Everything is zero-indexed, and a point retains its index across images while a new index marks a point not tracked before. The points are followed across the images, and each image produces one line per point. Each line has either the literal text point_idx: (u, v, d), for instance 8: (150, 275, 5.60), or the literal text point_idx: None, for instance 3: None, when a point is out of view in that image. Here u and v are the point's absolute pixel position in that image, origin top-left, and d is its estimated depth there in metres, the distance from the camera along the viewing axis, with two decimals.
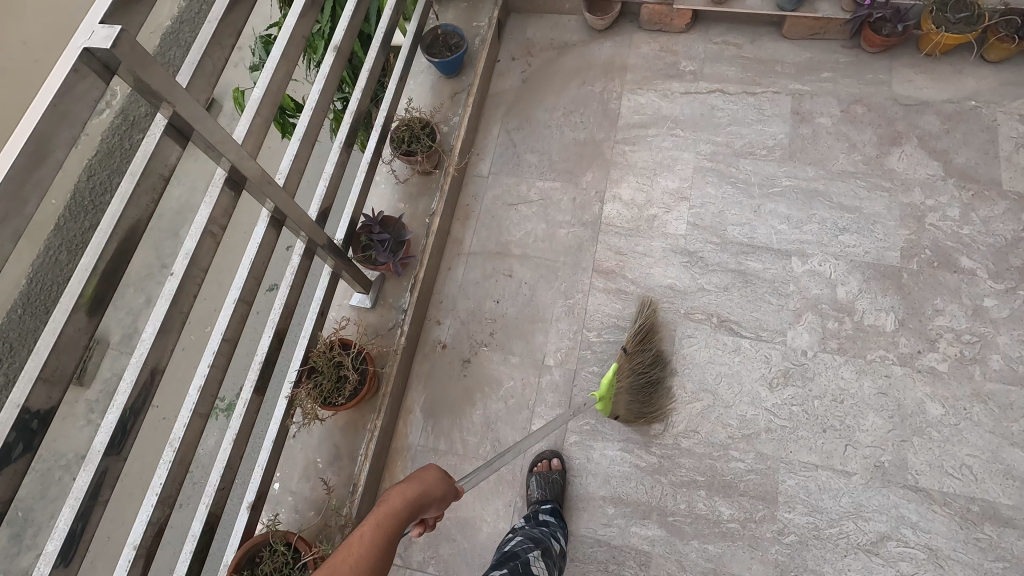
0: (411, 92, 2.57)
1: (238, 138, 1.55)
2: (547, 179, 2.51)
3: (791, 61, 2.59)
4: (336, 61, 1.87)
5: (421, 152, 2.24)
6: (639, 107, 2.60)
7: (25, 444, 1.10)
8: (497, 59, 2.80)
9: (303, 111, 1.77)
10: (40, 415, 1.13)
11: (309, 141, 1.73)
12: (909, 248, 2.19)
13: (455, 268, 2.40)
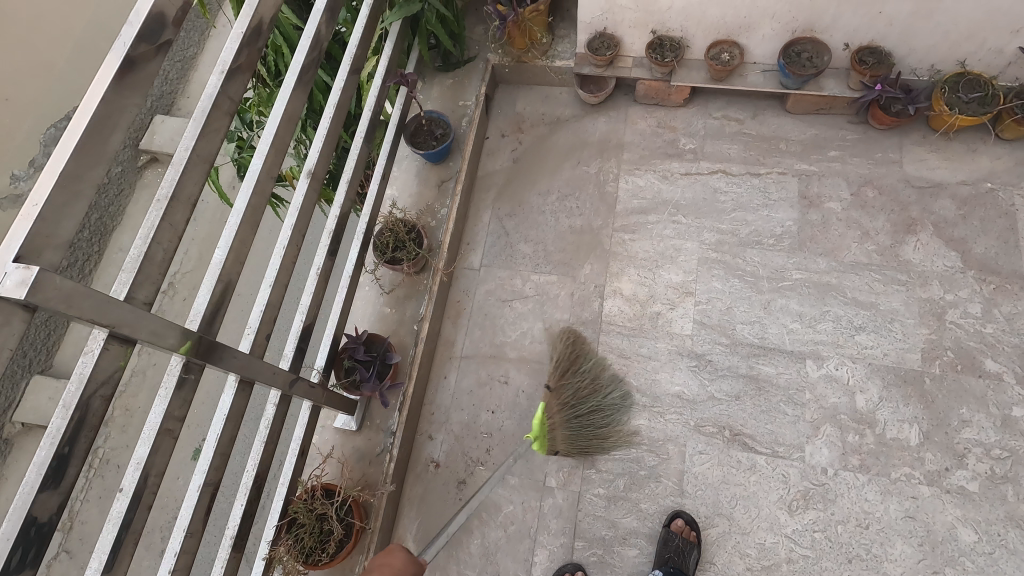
0: (395, 181, 2.40)
1: (199, 309, 1.38)
2: (543, 272, 2.36)
3: (796, 138, 2.45)
4: (310, 185, 1.69)
5: (407, 260, 2.08)
6: (637, 189, 2.46)
7: (24, 553, 0.98)
8: (486, 136, 2.64)
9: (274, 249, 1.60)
10: (45, 525, 1.01)
11: (281, 284, 1.56)
12: (931, 349, 2.06)
13: (448, 376, 2.23)
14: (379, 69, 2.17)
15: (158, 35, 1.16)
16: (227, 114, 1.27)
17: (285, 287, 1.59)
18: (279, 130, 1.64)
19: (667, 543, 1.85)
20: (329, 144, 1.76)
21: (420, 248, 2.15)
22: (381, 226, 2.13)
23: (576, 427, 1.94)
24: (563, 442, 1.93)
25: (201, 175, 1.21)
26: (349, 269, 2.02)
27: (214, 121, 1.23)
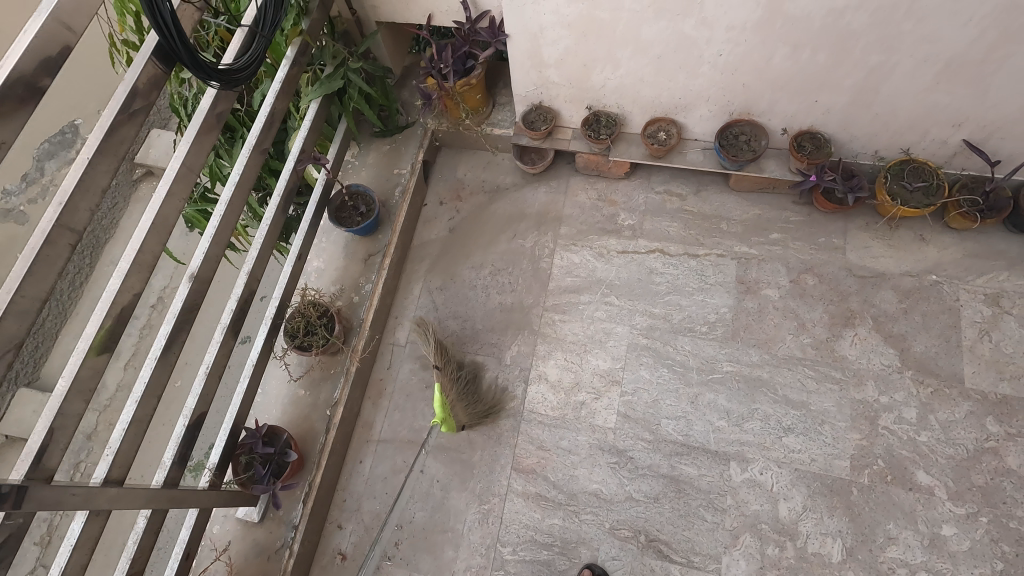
0: (322, 253, 2.35)
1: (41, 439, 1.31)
2: (470, 351, 2.29)
3: (738, 218, 2.37)
4: (194, 287, 1.63)
5: (317, 346, 2.02)
6: (571, 267, 2.38)
7: None
8: (424, 204, 2.58)
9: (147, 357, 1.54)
10: None
11: (151, 397, 1.51)
12: (860, 456, 1.96)
13: (363, 460, 2.17)
14: (294, 148, 2.09)
15: None
16: (65, 247, 1.22)
17: (156, 399, 1.54)
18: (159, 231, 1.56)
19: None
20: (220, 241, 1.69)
21: (333, 333, 2.08)
22: (293, 309, 2.07)
23: (468, 396, 2.12)
24: (461, 414, 2.08)
25: (25, 315, 1.16)
26: (254, 357, 1.97)
27: (45, 257, 1.18)
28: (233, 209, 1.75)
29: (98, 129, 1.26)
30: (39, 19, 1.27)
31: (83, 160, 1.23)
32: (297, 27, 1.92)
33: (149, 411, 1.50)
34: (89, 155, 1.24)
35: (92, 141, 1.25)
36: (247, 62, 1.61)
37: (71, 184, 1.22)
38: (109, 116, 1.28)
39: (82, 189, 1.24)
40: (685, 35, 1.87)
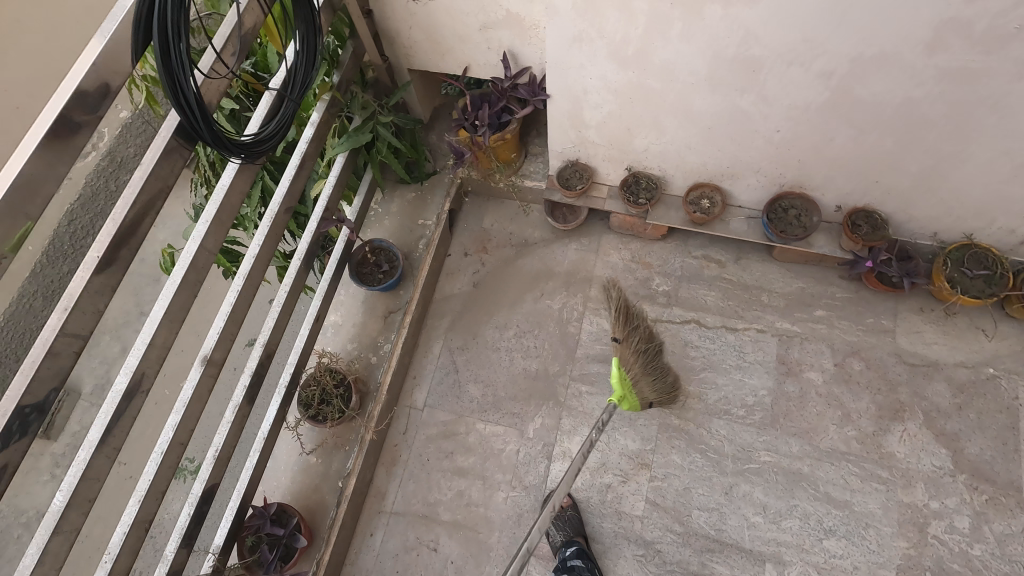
0: (340, 306, 2.23)
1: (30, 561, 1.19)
2: (491, 421, 2.17)
3: (780, 291, 2.24)
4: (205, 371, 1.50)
5: (331, 418, 1.91)
6: (601, 334, 2.26)
7: None
8: (447, 254, 2.46)
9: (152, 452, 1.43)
10: None
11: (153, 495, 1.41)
12: (908, 567, 1.83)
13: (373, 533, 2.05)
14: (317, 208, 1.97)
15: None
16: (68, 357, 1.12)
17: (159, 496, 1.42)
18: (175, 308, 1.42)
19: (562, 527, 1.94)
20: (235, 318, 1.56)
21: (348, 404, 1.97)
22: (308, 376, 1.96)
23: (654, 373, 1.98)
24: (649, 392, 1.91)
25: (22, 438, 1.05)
26: (266, 428, 1.86)
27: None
28: (251, 283, 1.59)
29: (110, 225, 1.16)
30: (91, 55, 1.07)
31: (92, 261, 1.13)
32: (326, 82, 1.80)
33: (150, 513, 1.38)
34: (99, 255, 1.14)
35: (101, 239, 1.15)
36: (274, 129, 1.49)
37: (76, 288, 1.12)
38: (122, 212, 1.17)
39: (85, 295, 1.13)
40: (741, 110, 1.73)
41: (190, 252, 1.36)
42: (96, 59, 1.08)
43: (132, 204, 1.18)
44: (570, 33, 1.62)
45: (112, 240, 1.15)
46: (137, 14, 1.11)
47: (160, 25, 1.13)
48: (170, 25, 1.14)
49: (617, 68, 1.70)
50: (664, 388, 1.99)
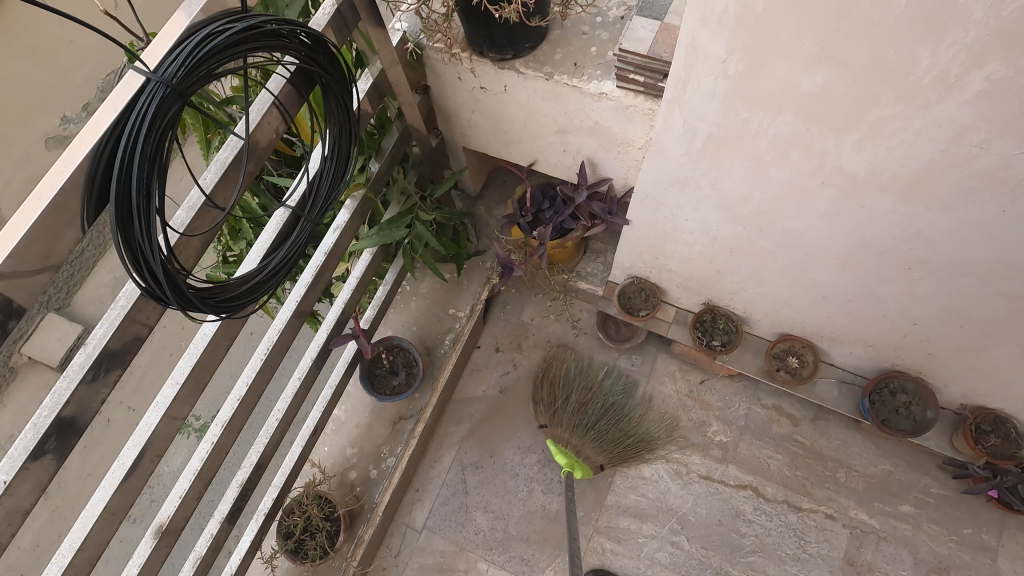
0: (345, 399, 1.95)
1: None
2: (496, 562, 1.88)
3: (860, 469, 1.87)
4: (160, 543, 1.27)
5: (312, 559, 1.67)
6: (638, 483, 1.92)
7: None
8: (476, 346, 2.12)
9: None
10: None
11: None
12: None
13: None
14: (328, 317, 1.67)
15: None
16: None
17: None
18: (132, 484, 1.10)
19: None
20: (205, 474, 1.34)
21: (333, 542, 1.74)
22: (292, 501, 1.74)
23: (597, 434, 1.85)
24: (598, 456, 1.83)
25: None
26: (236, 560, 1.58)
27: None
28: (233, 427, 1.38)
29: (29, 436, 0.89)
30: (36, 205, 0.74)
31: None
32: (361, 177, 1.48)
33: None
34: (6, 481, 0.86)
35: (12, 455, 0.87)
36: (284, 258, 1.17)
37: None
38: (46, 418, 0.90)
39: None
40: (875, 294, 1.36)
41: (150, 424, 1.09)
42: (44, 210, 0.75)
43: (63, 404, 0.90)
44: (674, 175, 1.25)
45: (29, 455, 0.88)
46: (87, 174, 0.79)
47: (122, 185, 0.81)
48: (136, 185, 0.82)
49: (724, 220, 1.33)
50: (636, 443, 1.89)
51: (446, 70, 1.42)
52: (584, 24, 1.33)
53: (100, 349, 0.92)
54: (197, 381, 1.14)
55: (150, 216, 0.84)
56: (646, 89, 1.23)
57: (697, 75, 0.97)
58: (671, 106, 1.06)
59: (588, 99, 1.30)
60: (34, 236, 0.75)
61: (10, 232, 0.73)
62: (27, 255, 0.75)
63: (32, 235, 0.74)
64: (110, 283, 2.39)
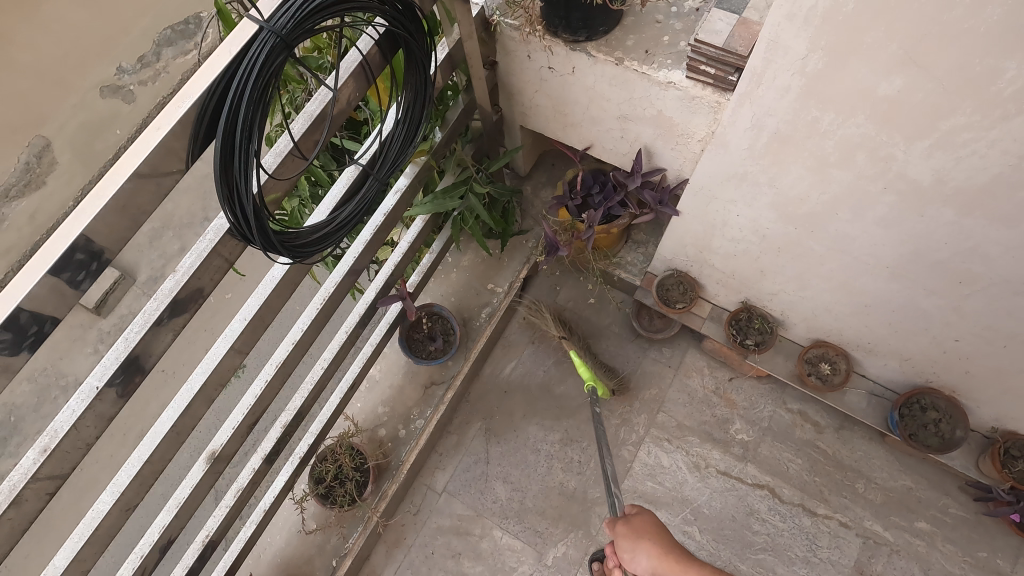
0: (381, 359, 2.02)
1: None
2: (511, 531, 1.94)
3: (880, 483, 1.88)
4: (210, 467, 1.37)
5: (341, 505, 1.78)
6: (656, 471, 1.96)
7: None
8: (510, 322, 2.17)
9: (146, 530, 1.36)
10: None
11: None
12: None
13: None
14: (377, 278, 1.74)
15: None
16: (39, 498, 0.95)
17: None
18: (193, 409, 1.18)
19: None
20: (255, 409, 1.43)
21: (361, 491, 1.83)
22: (325, 450, 1.83)
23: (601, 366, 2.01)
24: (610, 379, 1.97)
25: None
26: (269, 497, 1.67)
27: (7, 518, 0.92)
28: (284, 370, 1.46)
29: (120, 349, 0.98)
30: (156, 133, 0.86)
31: (88, 393, 0.95)
32: (425, 144, 1.54)
33: None
34: (99, 387, 0.95)
35: (108, 362, 0.97)
36: (351, 212, 1.25)
37: (63, 425, 0.95)
38: (136, 333, 0.99)
39: (77, 425, 0.95)
40: (920, 307, 1.37)
41: (217, 354, 1.17)
42: (162, 138, 0.87)
43: (151, 324, 0.99)
44: (733, 169, 1.28)
45: (118, 366, 0.97)
46: (199, 109, 0.90)
47: (228, 125, 0.91)
48: (241, 127, 0.92)
49: (777, 219, 1.35)
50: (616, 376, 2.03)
51: (518, 48, 1.46)
52: (659, 13, 1.36)
53: (189, 276, 1.01)
54: (262, 320, 1.22)
55: (249, 156, 0.94)
56: (715, 82, 1.25)
57: (774, 69, 0.99)
58: (742, 100, 1.09)
59: (656, 87, 1.32)
60: (151, 158, 0.87)
61: (130, 158, 0.86)
62: (129, 191, 0.87)
63: (145, 165, 0.87)
64: (151, 233, 2.67)
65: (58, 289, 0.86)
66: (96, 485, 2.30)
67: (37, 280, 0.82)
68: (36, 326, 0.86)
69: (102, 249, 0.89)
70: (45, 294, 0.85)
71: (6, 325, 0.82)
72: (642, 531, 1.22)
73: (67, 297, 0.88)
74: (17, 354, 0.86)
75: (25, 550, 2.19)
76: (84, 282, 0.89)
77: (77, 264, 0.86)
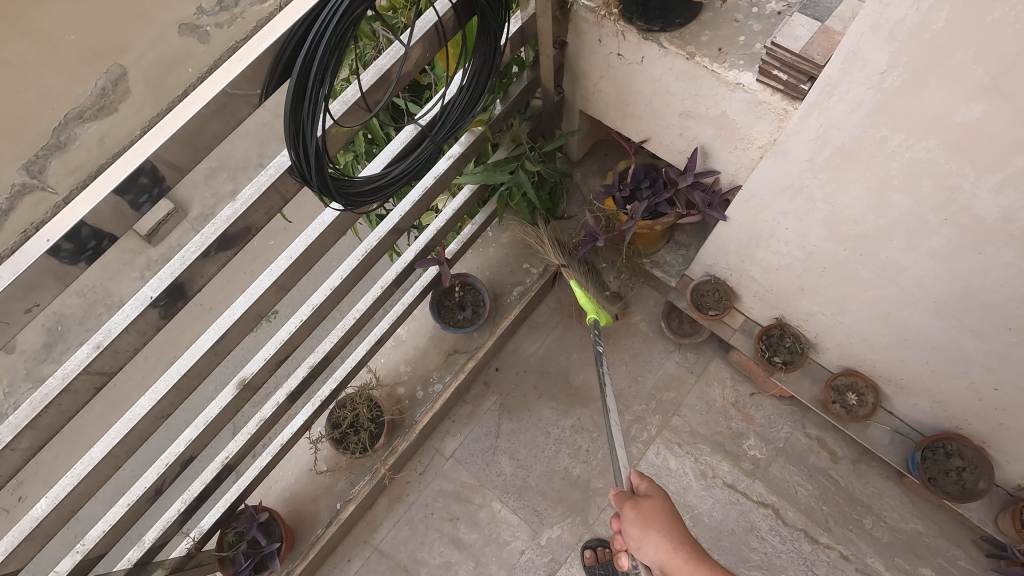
0: (410, 320, 2.08)
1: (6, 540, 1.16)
2: (510, 506, 1.98)
3: (889, 521, 1.84)
4: (238, 393, 1.44)
5: (352, 453, 1.85)
6: (661, 472, 1.97)
7: None
8: (539, 304, 2.19)
9: (172, 444, 1.44)
10: None
11: (143, 501, 1.39)
12: None
13: (351, 563, 1.96)
14: (418, 240, 1.78)
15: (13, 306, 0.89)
16: (86, 392, 1.02)
17: (148, 502, 1.42)
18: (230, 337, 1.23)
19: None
20: (288, 347, 1.49)
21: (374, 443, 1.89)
22: (345, 399, 1.89)
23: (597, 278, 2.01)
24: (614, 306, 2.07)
25: (11, 464, 0.98)
26: (288, 434, 1.74)
27: (55, 408, 0.99)
28: (318, 314, 1.52)
29: (176, 266, 1.04)
30: (239, 63, 0.91)
31: (144, 300, 1.02)
32: (484, 114, 1.56)
33: (140, 513, 1.40)
34: (154, 296, 1.02)
35: (163, 277, 1.04)
36: (403, 170, 1.29)
37: (117, 326, 1.01)
38: (193, 252, 1.05)
39: (128, 331, 1.02)
40: (963, 349, 1.33)
41: (261, 287, 1.23)
42: (243, 69, 0.92)
43: (206, 245, 1.05)
44: (789, 180, 1.26)
45: (173, 280, 1.03)
46: (280, 48, 0.94)
47: (304, 66, 0.95)
48: (317, 70, 0.96)
49: (827, 237, 1.32)
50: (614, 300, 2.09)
51: (591, 31, 1.46)
52: (739, 12, 1.34)
53: (247, 206, 1.07)
54: (307, 261, 1.27)
55: (319, 100, 0.98)
56: (785, 89, 1.22)
57: (850, 82, 0.97)
58: (811, 109, 1.07)
59: (723, 87, 1.30)
60: (230, 89, 0.92)
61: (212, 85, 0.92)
62: (200, 121, 0.92)
63: (223, 94, 0.91)
64: (208, 170, 2.77)
65: (123, 205, 0.92)
66: (127, 402, 2.44)
67: (105, 193, 0.88)
68: (95, 242, 0.92)
69: (165, 177, 0.94)
70: (109, 211, 0.91)
71: (69, 235, 0.88)
72: (654, 521, 1.16)
73: (127, 218, 0.94)
74: (75, 265, 0.92)
75: (57, 451, 2.35)
76: (146, 204, 0.95)
77: (142, 186, 0.91)
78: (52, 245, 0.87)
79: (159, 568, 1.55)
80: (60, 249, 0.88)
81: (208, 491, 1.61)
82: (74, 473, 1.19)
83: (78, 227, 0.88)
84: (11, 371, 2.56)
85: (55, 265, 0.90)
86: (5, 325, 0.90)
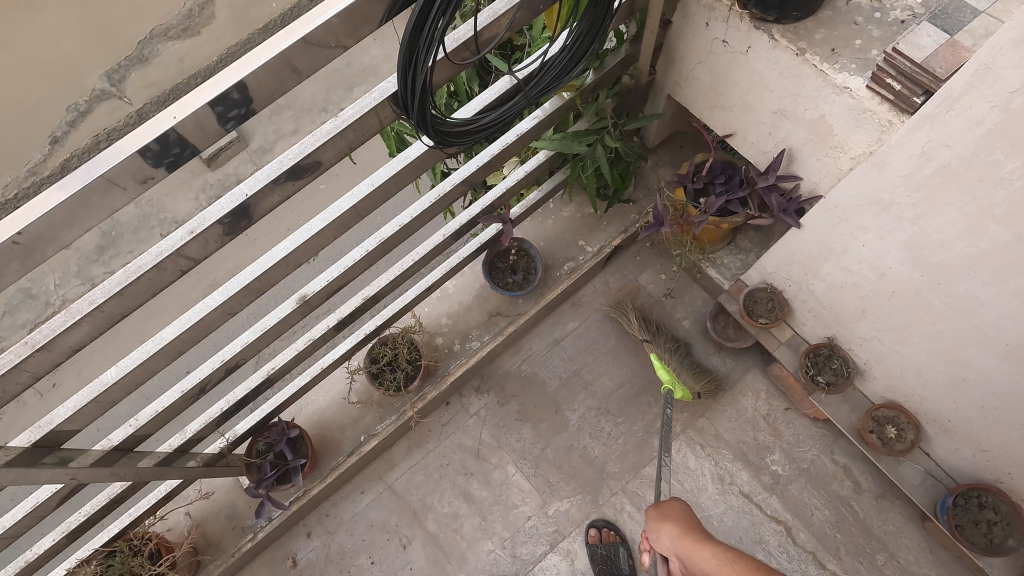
0: (459, 276, 2.11)
1: (79, 397, 1.25)
2: (524, 472, 2.02)
3: (902, 561, 1.81)
4: (296, 308, 1.50)
5: (386, 390, 1.90)
6: (679, 469, 1.97)
7: None
8: (586, 283, 2.19)
9: (229, 344, 1.51)
10: None
11: (194, 392, 1.47)
12: None
13: (364, 495, 2.03)
14: (485, 197, 1.80)
15: (129, 177, 0.95)
16: (174, 272, 1.08)
17: (199, 393, 1.50)
18: (299, 253, 1.27)
19: (595, 560, 1.88)
20: (348, 274, 1.54)
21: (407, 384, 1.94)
22: (386, 339, 1.94)
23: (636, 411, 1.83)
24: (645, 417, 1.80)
25: (98, 324, 1.06)
26: (329, 359, 1.81)
27: (145, 281, 1.05)
28: (382, 248, 1.56)
29: (274, 169, 1.09)
30: None
31: (237, 198, 1.07)
32: (577, 81, 1.56)
33: (190, 402, 1.49)
34: (247, 195, 1.07)
35: (258, 178, 1.09)
36: (493, 118, 1.31)
37: (211, 217, 1.07)
38: (289, 160, 1.10)
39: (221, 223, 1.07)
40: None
41: (340, 208, 1.27)
42: None
43: (304, 154, 1.10)
44: (878, 195, 1.23)
45: (270, 181, 1.08)
46: None
47: None
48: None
49: (905, 260, 1.29)
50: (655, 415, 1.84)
51: (700, 11, 1.44)
52: (859, 15, 1.30)
53: (347, 123, 1.11)
54: (385, 191, 1.30)
55: (437, 30, 1.00)
56: (895, 99, 1.19)
57: (974, 97, 0.93)
58: (922, 121, 1.04)
59: (829, 89, 1.27)
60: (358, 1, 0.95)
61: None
62: (320, 33, 0.96)
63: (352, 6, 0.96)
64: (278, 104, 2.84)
65: (243, 98, 0.97)
66: (170, 312, 2.55)
67: (230, 83, 0.93)
68: (213, 128, 0.98)
69: (255, 98, 0.98)
70: (231, 101, 0.96)
71: (194, 117, 0.94)
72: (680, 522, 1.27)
73: (244, 111, 1.00)
74: (191, 146, 0.98)
75: (101, 343, 2.48)
76: (231, 120, 0.99)
77: (262, 82, 0.97)
78: (178, 123, 0.93)
79: (193, 458, 1.64)
80: (172, 134, 0.93)
81: (250, 398, 1.69)
82: (142, 352, 1.26)
83: (179, 123, 0.93)
84: (65, 264, 2.69)
85: (177, 142, 0.96)
86: (122, 192, 0.97)
